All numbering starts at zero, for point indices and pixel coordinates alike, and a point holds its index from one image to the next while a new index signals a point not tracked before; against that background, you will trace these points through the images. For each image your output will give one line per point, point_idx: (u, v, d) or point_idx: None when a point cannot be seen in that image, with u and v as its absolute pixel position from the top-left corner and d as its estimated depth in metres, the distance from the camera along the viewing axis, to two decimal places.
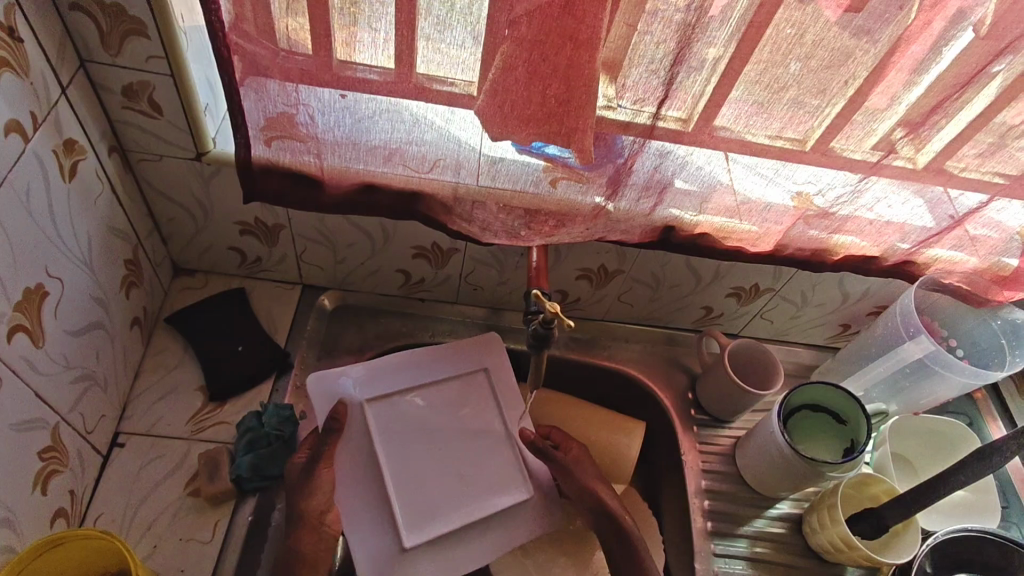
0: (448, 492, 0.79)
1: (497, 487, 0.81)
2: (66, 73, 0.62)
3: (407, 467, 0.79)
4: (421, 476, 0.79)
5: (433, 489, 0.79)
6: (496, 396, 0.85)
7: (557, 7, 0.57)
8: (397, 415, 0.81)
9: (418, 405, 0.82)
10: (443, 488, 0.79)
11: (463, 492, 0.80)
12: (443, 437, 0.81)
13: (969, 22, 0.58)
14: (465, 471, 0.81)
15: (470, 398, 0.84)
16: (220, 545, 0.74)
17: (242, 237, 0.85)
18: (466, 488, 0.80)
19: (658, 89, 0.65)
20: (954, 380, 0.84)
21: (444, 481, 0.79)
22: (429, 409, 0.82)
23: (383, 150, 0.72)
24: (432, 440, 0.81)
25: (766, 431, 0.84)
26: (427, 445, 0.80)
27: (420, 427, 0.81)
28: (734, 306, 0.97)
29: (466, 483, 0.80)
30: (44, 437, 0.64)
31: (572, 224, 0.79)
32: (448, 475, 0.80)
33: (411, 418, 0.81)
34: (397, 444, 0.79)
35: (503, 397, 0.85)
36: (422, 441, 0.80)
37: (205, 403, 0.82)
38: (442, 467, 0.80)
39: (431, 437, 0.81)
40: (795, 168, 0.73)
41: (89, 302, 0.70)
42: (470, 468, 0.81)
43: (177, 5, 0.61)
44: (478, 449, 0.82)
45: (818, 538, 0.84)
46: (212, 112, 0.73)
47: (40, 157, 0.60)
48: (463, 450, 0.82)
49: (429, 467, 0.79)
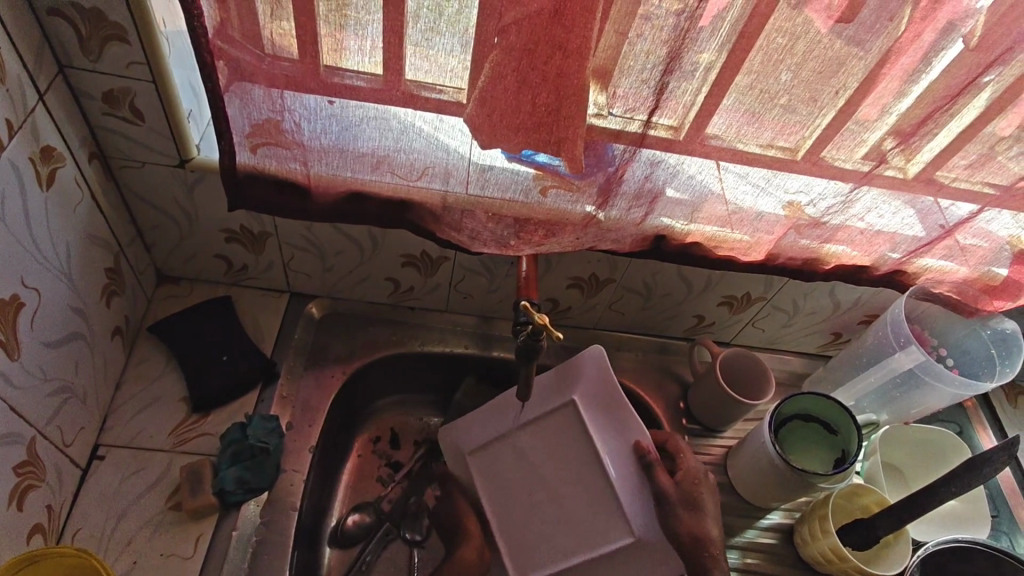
0: (558, 531, 0.78)
1: (611, 527, 0.77)
2: (44, 79, 0.61)
3: (516, 503, 0.79)
4: (531, 511, 0.79)
5: (544, 529, 0.78)
6: (600, 426, 0.79)
7: (547, 15, 0.56)
8: (498, 456, 0.81)
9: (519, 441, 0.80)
10: (555, 512, 0.78)
11: (573, 532, 0.77)
12: (550, 472, 0.79)
13: (960, 33, 0.58)
14: (574, 512, 0.78)
15: (569, 433, 0.79)
16: (202, 560, 0.72)
17: (227, 245, 0.84)
18: (577, 528, 0.77)
19: (649, 98, 0.64)
20: (944, 391, 0.84)
21: (553, 519, 0.78)
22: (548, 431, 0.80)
23: (371, 158, 0.71)
24: (540, 472, 0.80)
25: (756, 443, 0.84)
26: (535, 481, 0.79)
27: (522, 463, 0.80)
28: (725, 315, 0.96)
29: (574, 523, 0.78)
30: (20, 451, 0.62)
31: (562, 233, 0.78)
32: (559, 513, 0.78)
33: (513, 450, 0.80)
34: (503, 481, 0.80)
35: (608, 427, 0.79)
36: (526, 477, 0.80)
37: (188, 414, 0.80)
38: (551, 506, 0.78)
39: (538, 474, 0.80)
40: (786, 178, 0.73)
41: (68, 312, 0.68)
42: (581, 507, 0.78)
43: (158, 9, 0.59)
44: (588, 484, 0.78)
45: (810, 549, 0.84)
46: (196, 118, 0.71)
47: (16, 165, 0.58)
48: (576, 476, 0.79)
49: (542, 489, 0.79)
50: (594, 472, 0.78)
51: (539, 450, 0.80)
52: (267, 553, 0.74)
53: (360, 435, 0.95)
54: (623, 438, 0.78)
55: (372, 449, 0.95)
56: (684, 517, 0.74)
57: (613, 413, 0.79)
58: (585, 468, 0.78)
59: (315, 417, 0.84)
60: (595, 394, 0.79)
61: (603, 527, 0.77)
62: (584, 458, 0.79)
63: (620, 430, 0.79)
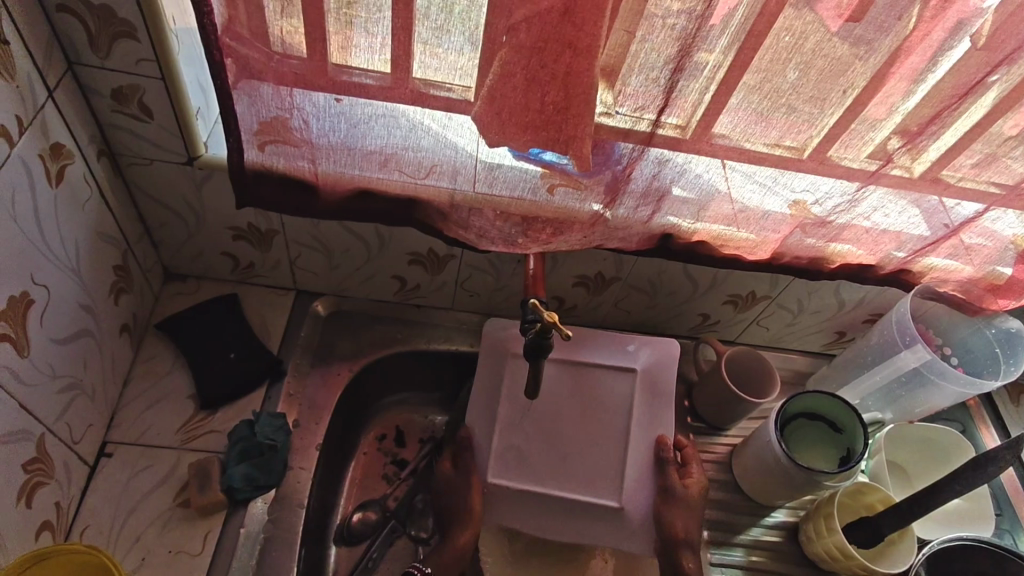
0: (553, 465, 0.76)
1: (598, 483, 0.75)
2: (54, 76, 0.61)
3: (530, 422, 0.77)
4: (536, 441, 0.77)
5: (539, 454, 0.76)
6: (641, 407, 0.78)
7: (557, 13, 0.56)
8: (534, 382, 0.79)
9: (560, 380, 0.79)
10: (553, 456, 0.76)
11: (565, 473, 0.76)
12: (574, 416, 0.78)
13: (967, 33, 0.58)
14: (575, 455, 0.76)
15: (604, 397, 0.78)
16: (210, 557, 0.72)
17: (234, 243, 0.84)
18: (569, 468, 0.76)
19: (658, 96, 0.64)
20: (949, 389, 0.85)
21: (555, 457, 0.76)
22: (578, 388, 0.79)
23: (379, 156, 0.71)
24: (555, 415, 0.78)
25: (762, 441, 0.84)
26: (557, 415, 0.78)
27: (556, 395, 0.78)
28: (730, 314, 0.97)
29: (571, 466, 0.76)
30: (29, 448, 0.62)
31: (570, 232, 0.78)
32: (561, 449, 0.76)
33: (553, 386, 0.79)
34: (526, 402, 0.78)
35: (647, 408, 0.78)
36: (552, 407, 0.78)
37: (195, 412, 0.80)
38: (562, 438, 0.77)
39: (564, 410, 0.78)
40: (793, 177, 0.73)
41: (76, 310, 0.68)
42: (584, 454, 0.76)
43: (168, 7, 0.60)
44: (599, 442, 0.77)
45: (815, 547, 0.84)
46: (204, 116, 0.71)
47: (26, 162, 0.58)
48: (587, 433, 0.77)
49: (552, 432, 0.77)
50: (616, 437, 0.77)
51: (576, 397, 0.79)
52: (274, 550, 0.74)
53: (366, 433, 0.96)
54: (652, 427, 0.77)
55: (378, 447, 0.95)
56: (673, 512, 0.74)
57: (657, 399, 0.78)
58: (610, 429, 0.77)
59: (322, 415, 0.84)
60: (648, 376, 0.79)
61: (592, 481, 0.75)
62: (615, 420, 0.78)
63: (658, 415, 0.78)
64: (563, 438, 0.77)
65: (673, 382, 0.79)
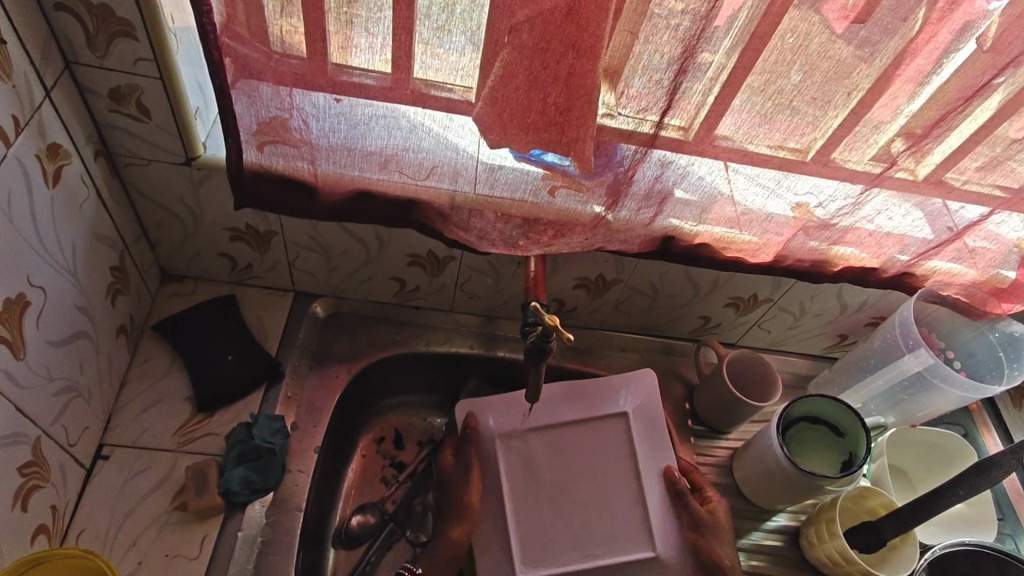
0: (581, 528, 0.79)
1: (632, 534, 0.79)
2: (51, 75, 0.60)
3: (545, 490, 0.80)
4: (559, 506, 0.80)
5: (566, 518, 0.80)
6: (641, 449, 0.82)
7: (560, 14, 0.56)
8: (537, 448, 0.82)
9: (564, 440, 0.83)
10: (570, 526, 0.79)
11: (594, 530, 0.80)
12: (584, 473, 0.82)
13: (974, 34, 0.57)
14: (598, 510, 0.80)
15: (602, 447, 0.83)
16: (208, 561, 0.72)
17: (233, 243, 0.83)
18: (598, 527, 0.80)
19: (661, 98, 0.64)
20: (952, 394, 0.84)
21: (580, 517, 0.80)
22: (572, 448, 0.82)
23: (379, 157, 0.71)
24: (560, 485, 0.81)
25: (763, 444, 0.84)
26: (568, 476, 0.81)
27: (562, 457, 0.82)
28: (731, 316, 0.96)
29: (598, 525, 0.80)
30: (25, 451, 0.62)
31: (571, 234, 0.78)
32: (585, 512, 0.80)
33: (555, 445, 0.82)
34: (536, 471, 0.81)
35: (645, 449, 0.83)
36: (559, 475, 0.81)
37: (193, 414, 0.80)
38: (581, 500, 0.81)
39: (574, 470, 0.82)
40: (796, 179, 0.72)
41: (73, 311, 0.67)
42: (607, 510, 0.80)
43: (166, 6, 0.59)
44: (611, 493, 0.81)
45: (816, 551, 0.84)
46: (202, 116, 0.71)
47: (22, 163, 0.58)
48: (596, 490, 0.81)
49: (561, 504, 0.80)
50: (629, 483, 0.81)
51: (580, 451, 0.82)
52: (272, 554, 0.73)
53: (364, 436, 0.95)
54: (656, 463, 0.82)
55: (376, 449, 0.95)
56: (714, 539, 0.77)
57: (653, 437, 0.83)
58: (621, 477, 0.82)
59: (320, 417, 0.84)
60: (640, 414, 0.84)
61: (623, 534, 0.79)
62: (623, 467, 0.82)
63: (656, 450, 0.83)
64: (579, 498, 0.81)
65: (662, 413, 0.84)
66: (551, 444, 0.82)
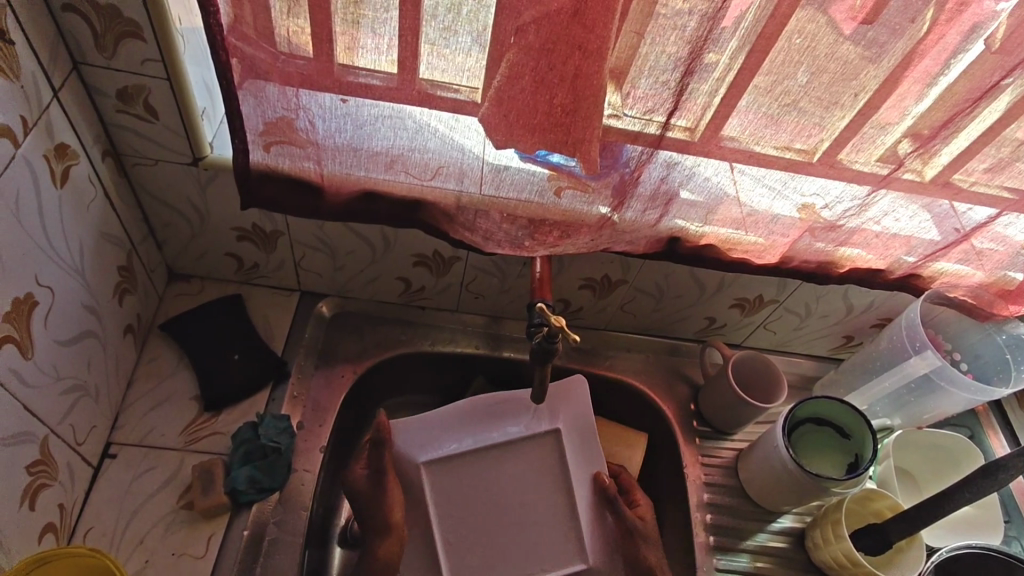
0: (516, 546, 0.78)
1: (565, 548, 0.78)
2: (59, 75, 0.60)
3: (476, 516, 0.78)
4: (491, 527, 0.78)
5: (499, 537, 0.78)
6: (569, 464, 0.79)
7: (567, 15, 0.56)
8: (462, 473, 0.78)
9: (489, 462, 0.78)
10: (500, 546, 0.78)
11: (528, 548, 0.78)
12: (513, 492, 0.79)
13: (982, 35, 0.57)
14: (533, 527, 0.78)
15: (531, 464, 0.79)
16: (213, 560, 0.72)
17: (239, 243, 0.83)
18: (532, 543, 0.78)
19: (667, 99, 0.63)
20: (959, 396, 0.84)
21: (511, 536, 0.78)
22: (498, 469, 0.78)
23: (385, 157, 0.71)
24: (488, 507, 0.78)
25: (769, 446, 0.83)
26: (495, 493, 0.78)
27: (489, 479, 0.79)
28: (736, 317, 0.96)
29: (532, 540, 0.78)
30: (33, 450, 0.62)
31: (577, 234, 0.78)
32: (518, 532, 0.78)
33: (482, 468, 0.78)
34: (460, 496, 0.78)
35: (573, 461, 0.79)
36: (487, 496, 0.78)
37: (199, 413, 0.80)
38: (512, 519, 0.78)
39: (503, 490, 0.78)
40: (803, 181, 0.72)
41: (80, 311, 0.68)
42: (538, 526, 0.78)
43: (174, 7, 0.59)
44: (541, 509, 0.79)
45: (822, 553, 0.83)
46: (209, 116, 0.71)
47: (31, 163, 0.58)
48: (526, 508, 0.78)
49: (490, 526, 0.78)
50: (558, 496, 0.79)
51: (507, 469, 0.79)
52: (277, 553, 0.74)
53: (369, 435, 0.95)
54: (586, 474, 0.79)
55: None
56: (645, 545, 0.74)
57: (582, 447, 0.79)
58: (550, 493, 0.79)
59: (325, 417, 0.84)
60: (567, 426, 0.79)
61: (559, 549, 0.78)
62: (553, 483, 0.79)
63: (586, 460, 0.79)
64: (510, 517, 0.78)
65: (593, 421, 0.79)
66: (474, 465, 0.78)
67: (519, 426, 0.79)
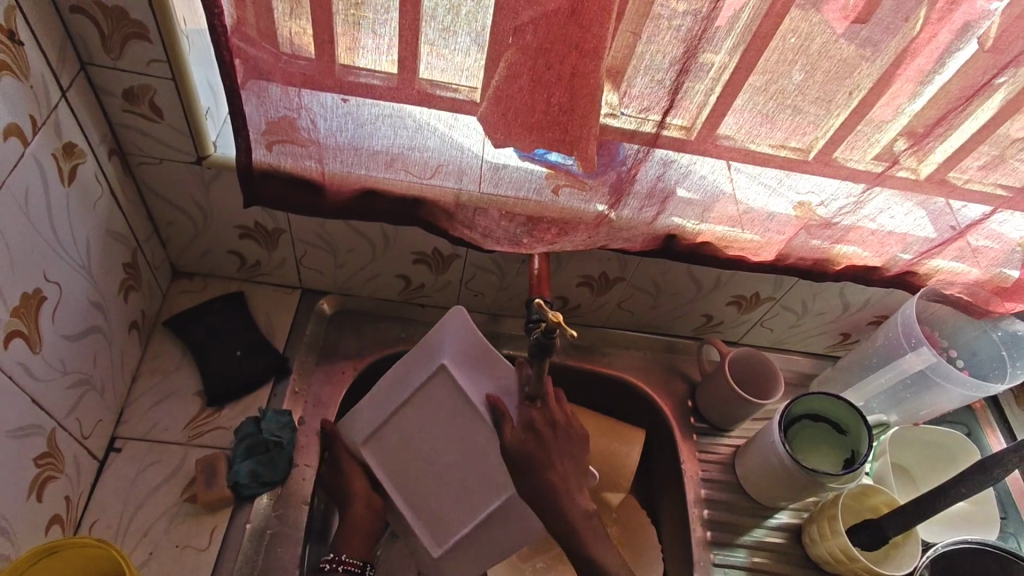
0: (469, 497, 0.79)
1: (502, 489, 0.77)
2: (66, 75, 0.62)
3: (416, 471, 0.80)
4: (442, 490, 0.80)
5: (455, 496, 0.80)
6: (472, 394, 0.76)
7: (563, 15, 0.57)
8: (393, 437, 0.81)
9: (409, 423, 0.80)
10: (442, 492, 0.79)
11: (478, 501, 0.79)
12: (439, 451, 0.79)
13: (974, 34, 0.58)
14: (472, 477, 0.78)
15: (438, 407, 0.78)
16: (216, 553, 0.73)
17: (242, 241, 0.85)
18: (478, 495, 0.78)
19: (663, 98, 0.64)
20: (954, 392, 0.84)
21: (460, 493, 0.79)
22: (416, 423, 0.80)
23: (384, 155, 0.72)
24: (420, 459, 0.80)
25: (766, 442, 0.84)
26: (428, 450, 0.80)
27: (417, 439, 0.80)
28: (734, 315, 0.96)
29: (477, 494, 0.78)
30: (40, 442, 0.63)
31: (574, 232, 0.79)
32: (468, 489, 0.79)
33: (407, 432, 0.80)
34: (400, 458, 0.81)
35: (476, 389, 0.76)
36: (416, 450, 0.80)
37: (202, 408, 0.81)
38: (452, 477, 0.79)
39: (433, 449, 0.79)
40: (798, 179, 0.73)
41: (87, 306, 0.69)
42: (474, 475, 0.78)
43: (179, 9, 0.60)
44: (465, 446, 0.78)
45: (818, 548, 0.84)
46: (213, 115, 0.72)
47: (39, 160, 0.59)
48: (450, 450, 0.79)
49: (428, 476, 0.80)
50: (474, 429, 0.77)
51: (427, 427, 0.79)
52: (279, 546, 0.75)
53: None
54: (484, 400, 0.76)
55: None
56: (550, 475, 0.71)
57: (479, 371, 0.76)
58: (467, 429, 0.78)
59: (326, 413, 0.85)
60: (459, 359, 0.76)
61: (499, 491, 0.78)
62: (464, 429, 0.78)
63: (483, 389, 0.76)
64: (449, 475, 0.79)
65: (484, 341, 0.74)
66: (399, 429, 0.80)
67: (418, 379, 0.79)
